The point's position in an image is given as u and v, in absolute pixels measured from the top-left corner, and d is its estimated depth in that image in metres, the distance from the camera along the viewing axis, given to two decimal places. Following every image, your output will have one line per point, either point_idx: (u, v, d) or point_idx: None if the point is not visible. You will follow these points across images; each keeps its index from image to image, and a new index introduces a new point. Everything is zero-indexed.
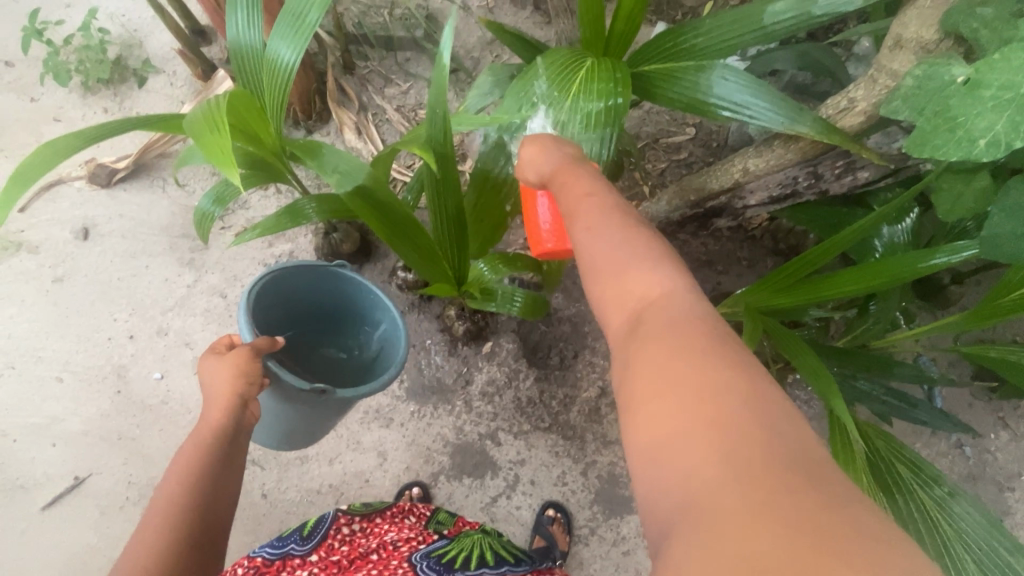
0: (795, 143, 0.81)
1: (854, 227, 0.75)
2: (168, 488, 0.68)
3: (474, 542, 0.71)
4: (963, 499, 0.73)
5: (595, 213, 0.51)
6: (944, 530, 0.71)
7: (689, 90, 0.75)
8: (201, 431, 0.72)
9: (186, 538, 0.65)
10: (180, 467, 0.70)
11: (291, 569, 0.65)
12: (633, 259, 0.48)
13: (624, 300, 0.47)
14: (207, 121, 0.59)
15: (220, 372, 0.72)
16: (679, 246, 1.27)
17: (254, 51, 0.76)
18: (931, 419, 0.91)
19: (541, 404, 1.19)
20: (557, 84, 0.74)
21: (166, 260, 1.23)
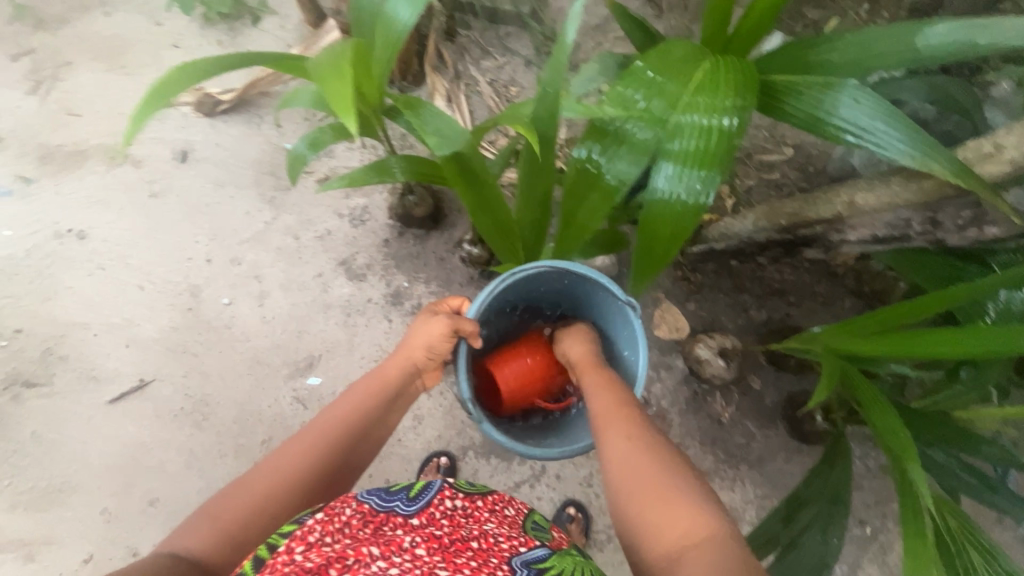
0: (917, 181, 0.76)
1: (973, 283, 0.69)
2: (336, 411, 0.74)
3: (580, 564, 0.61)
4: None
5: (628, 452, 0.64)
6: None
7: (811, 107, 0.70)
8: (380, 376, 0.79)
9: (331, 459, 0.70)
10: (353, 397, 0.76)
11: (392, 527, 0.60)
12: (664, 488, 0.60)
13: (662, 540, 0.57)
14: (332, 68, 0.61)
15: (424, 333, 0.79)
16: (753, 269, 1.21)
17: (372, 4, 0.77)
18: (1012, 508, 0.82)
19: None
20: (673, 79, 0.71)
21: (250, 194, 1.29)
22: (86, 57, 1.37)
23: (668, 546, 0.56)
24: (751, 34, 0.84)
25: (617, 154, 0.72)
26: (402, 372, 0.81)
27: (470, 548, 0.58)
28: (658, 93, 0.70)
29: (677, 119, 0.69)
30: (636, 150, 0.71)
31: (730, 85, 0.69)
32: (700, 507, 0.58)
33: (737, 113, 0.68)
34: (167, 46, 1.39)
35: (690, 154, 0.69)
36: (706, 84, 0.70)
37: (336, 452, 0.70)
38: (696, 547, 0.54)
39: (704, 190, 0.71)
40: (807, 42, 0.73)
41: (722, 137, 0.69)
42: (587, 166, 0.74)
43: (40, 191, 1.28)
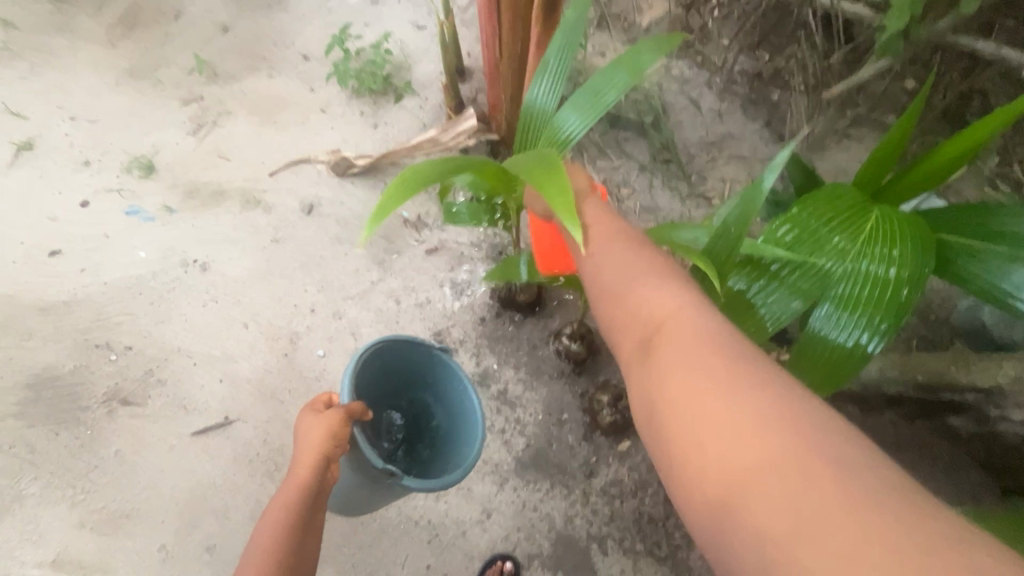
0: None
1: None
2: (262, 539, 0.77)
3: None
4: None
5: (609, 245, 0.62)
6: None
7: (990, 277, 0.67)
8: (292, 482, 0.81)
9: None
10: (274, 510, 0.79)
11: None
12: (655, 291, 0.56)
13: (641, 321, 0.56)
14: (541, 167, 0.66)
15: (316, 428, 0.83)
16: (868, 416, 1.12)
17: (544, 113, 0.81)
18: None
19: (662, 528, 1.09)
20: (840, 228, 0.69)
21: (363, 253, 1.35)
22: (245, 110, 1.53)
23: (644, 328, 0.55)
24: (913, 184, 0.82)
25: (777, 287, 0.70)
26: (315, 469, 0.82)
27: None
28: (825, 238, 0.69)
29: (845, 267, 0.67)
30: (798, 287, 0.69)
31: (902, 240, 0.67)
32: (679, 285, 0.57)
33: (909, 270, 0.66)
34: (315, 110, 1.53)
35: (854, 303, 0.67)
36: (875, 241, 0.68)
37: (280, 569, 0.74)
38: (674, 321, 0.53)
39: (864, 345, 0.67)
40: (986, 207, 0.71)
41: (889, 296, 0.67)
42: (742, 300, 0.70)
43: (179, 221, 1.39)
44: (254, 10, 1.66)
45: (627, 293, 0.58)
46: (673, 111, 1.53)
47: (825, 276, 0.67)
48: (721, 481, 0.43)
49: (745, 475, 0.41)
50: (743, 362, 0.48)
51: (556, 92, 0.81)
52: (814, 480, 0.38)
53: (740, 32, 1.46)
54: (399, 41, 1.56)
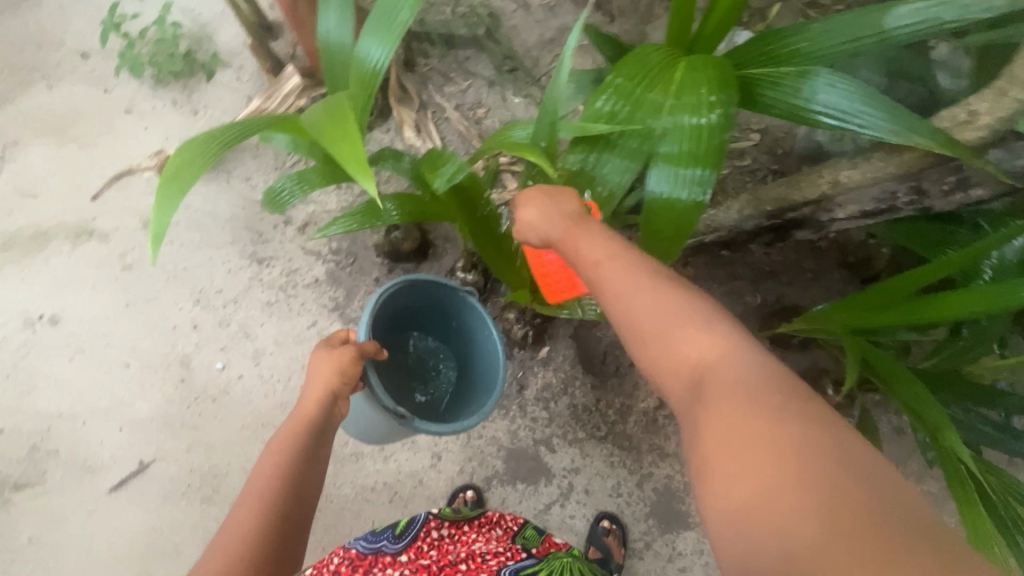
0: (898, 156, 0.76)
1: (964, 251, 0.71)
2: (263, 471, 0.72)
3: (563, 564, 0.64)
4: None
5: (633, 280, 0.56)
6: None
7: (791, 97, 0.72)
8: (298, 417, 0.78)
9: (277, 511, 0.68)
10: (276, 447, 0.75)
11: (382, 567, 0.61)
12: (680, 319, 0.52)
13: (674, 355, 0.51)
14: (335, 123, 0.62)
15: (324, 364, 0.80)
16: (742, 254, 1.24)
17: (344, 50, 0.75)
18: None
19: (597, 412, 1.17)
20: (654, 84, 0.71)
21: (230, 251, 1.25)
22: (34, 135, 1.31)
23: (683, 361, 0.50)
24: (717, 31, 0.86)
25: (611, 159, 0.72)
26: (321, 406, 0.79)
27: (458, 570, 0.61)
28: (643, 99, 0.70)
29: (665, 122, 0.69)
30: (630, 155, 0.71)
31: (711, 84, 0.70)
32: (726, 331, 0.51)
33: (720, 111, 0.69)
34: (120, 113, 1.34)
35: (680, 156, 0.69)
36: (686, 88, 0.70)
37: (280, 503, 0.69)
38: (722, 365, 0.48)
39: (699, 193, 0.70)
40: (777, 34, 0.75)
41: (712, 136, 0.69)
42: (582, 178, 0.74)
43: (5, 281, 1.22)
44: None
45: (661, 323, 0.53)
46: (505, 16, 1.47)
47: (650, 138, 0.70)
48: (754, 531, 0.40)
49: (767, 512, 0.40)
50: (807, 418, 0.43)
51: (347, 22, 0.75)
52: (867, 561, 0.35)
53: None
54: (186, 10, 1.37)
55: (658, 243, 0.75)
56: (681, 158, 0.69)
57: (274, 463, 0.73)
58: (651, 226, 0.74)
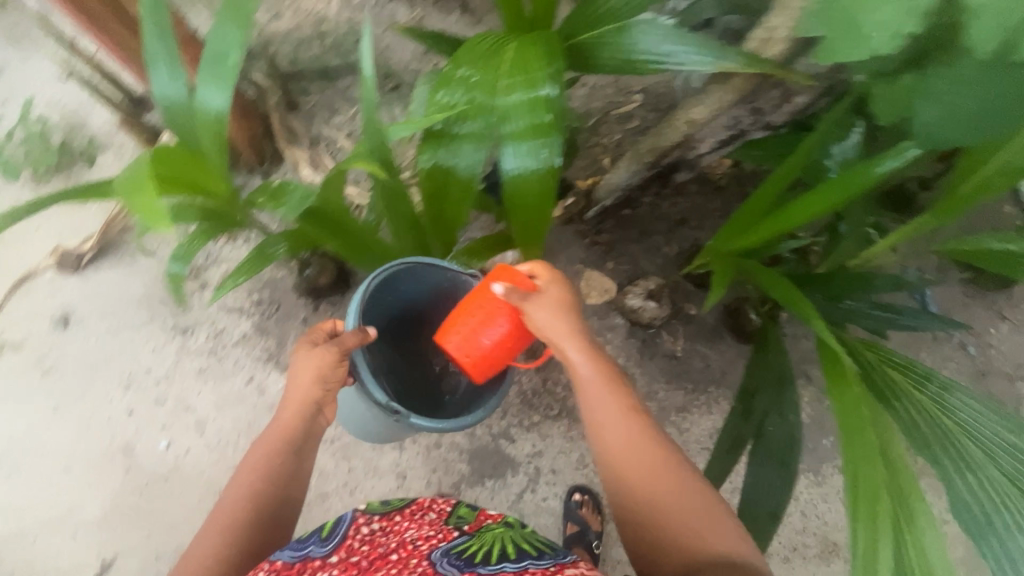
0: (729, 83, 0.81)
1: (801, 149, 0.75)
2: (245, 477, 0.71)
3: (495, 536, 0.68)
4: (959, 391, 0.61)
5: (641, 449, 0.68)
6: (945, 424, 0.58)
7: (617, 52, 0.77)
8: (279, 423, 0.74)
9: (257, 517, 0.69)
10: (260, 449, 0.73)
11: (313, 571, 0.62)
12: (672, 479, 0.66)
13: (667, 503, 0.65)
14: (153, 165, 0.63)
15: (309, 363, 0.74)
16: (647, 210, 1.29)
17: (182, 103, 0.76)
18: (919, 322, 0.89)
19: (547, 393, 1.19)
20: (485, 68, 0.73)
21: (151, 329, 1.23)
22: None
23: (672, 511, 0.64)
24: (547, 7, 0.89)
25: (461, 148, 0.75)
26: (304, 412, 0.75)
27: (389, 560, 0.63)
28: (479, 84, 0.72)
29: (502, 103, 0.72)
30: (476, 141, 0.74)
31: (539, 59, 0.73)
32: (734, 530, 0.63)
33: (553, 82, 0.71)
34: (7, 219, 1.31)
35: (523, 132, 0.72)
36: (516, 65, 0.73)
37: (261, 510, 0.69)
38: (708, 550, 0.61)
39: (549, 162, 0.74)
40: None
41: (547, 105, 0.72)
42: (440, 174, 0.76)
43: None
44: None
45: (656, 478, 0.66)
46: (375, 38, 1.50)
47: (492, 120, 0.72)
48: None
49: None
50: None
51: (180, 75, 0.75)
52: None
53: None
54: (52, 102, 1.35)
55: (526, 219, 0.80)
56: (522, 136, 0.72)
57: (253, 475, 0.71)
58: (516, 202, 0.78)
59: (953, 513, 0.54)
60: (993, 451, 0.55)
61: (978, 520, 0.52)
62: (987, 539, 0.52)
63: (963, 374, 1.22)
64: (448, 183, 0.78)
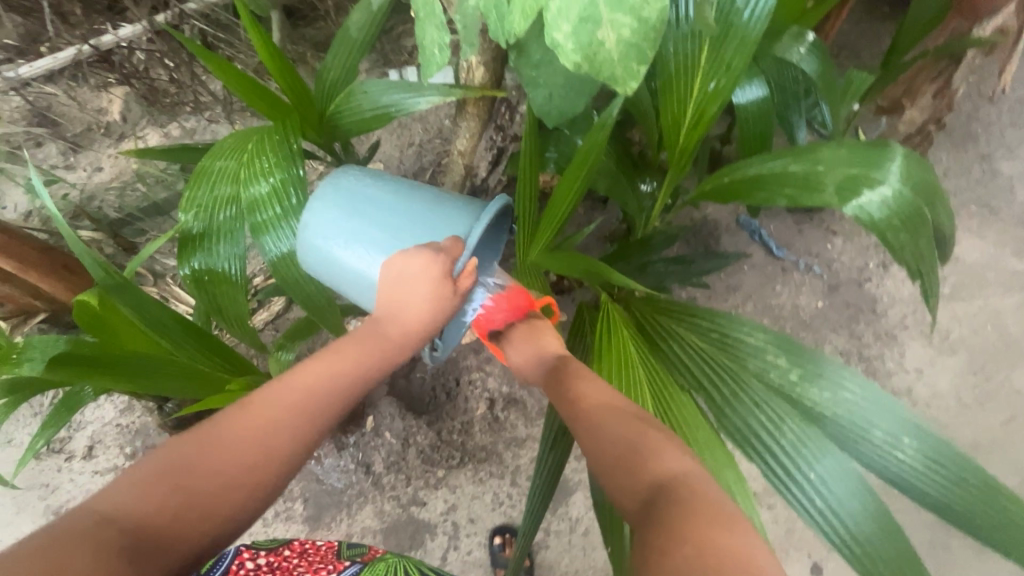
0: (469, 110, 0.88)
1: (528, 146, 0.78)
2: (295, 389, 0.60)
3: (388, 564, 0.71)
4: (712, 315, 0.76)
5: (620, 413, 0.65)
6: (702, 349, 0.74)
7: (352, 116, 0.84)
8: (370, 343, 0.65)
9: (271, 456, 0.57)
10: (329, 366, 0.63)
11: None
12: (657, 439, 0.61)
13: (643, 447, 0.61)
14: None
15: (417, 287, 0.65)
16: None
17: None
18: (710, 263, 1.02)
19: (445, 444, 1.17)
20: (230, 168, 0.78)
21: (21, 521, 1.15)
22: None
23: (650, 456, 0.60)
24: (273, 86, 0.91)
25: (218, 246, 0.79)
26: (394, 351, 0.66)
27: None
28: (228, 176, 0.78)
29: (250, 193, 0.78)
30: (234, 233, 0.79)
31: (274, 145, 0.79)
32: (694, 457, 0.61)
33: (288, 162, 0.78)
34: None
35: (272, 217, 0.78)
36: (259, 155, 0.79)
37: (280, 447, 0.58)
38: (692, 482, 0.56)
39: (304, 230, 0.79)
40: (320, 76, 0.84)
41: (295, 182, 0.78)
42: (208, 276, 0.80)
43: None
44: None
45: (649, 432, 0.62)
46: None
47: (242, 210, 0.78)
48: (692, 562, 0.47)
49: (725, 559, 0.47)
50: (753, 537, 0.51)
51: None
52: None
53: (178, 67, 1.46)
54: None
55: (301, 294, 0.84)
56: (287, 220, 0.78)
57: (309, 389, 0.61)
58: (290, 282, 0.81)
59: (726, 431, 0.69)
60: (744, 360, 0.71)
61: (743, 429, 0.68)
62: (753, 440, 0.67)
63: (819, 294, 1.29)
64: (211, 284, 0.80)
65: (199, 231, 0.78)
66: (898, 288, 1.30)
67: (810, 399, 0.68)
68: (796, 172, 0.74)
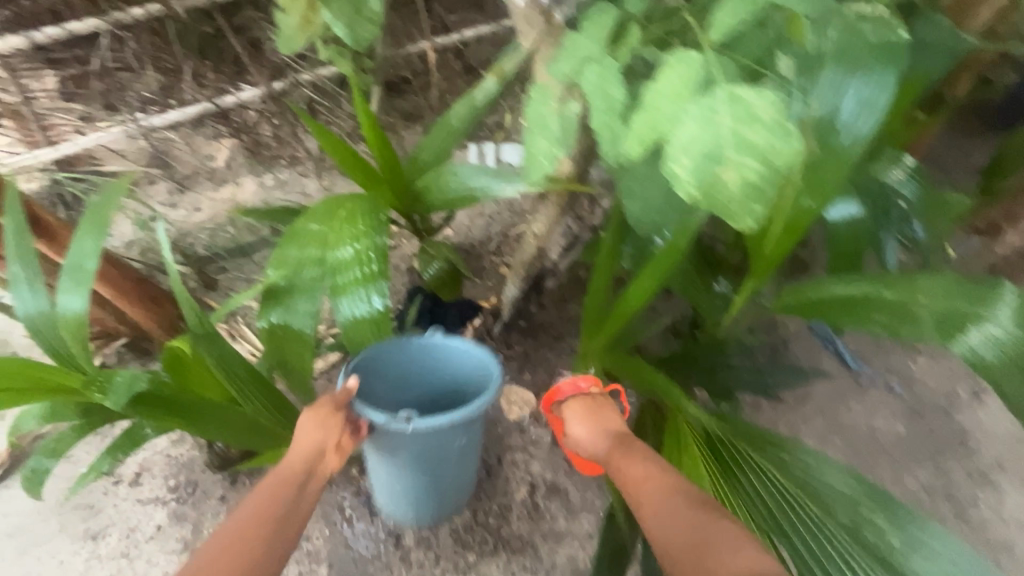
0: (550, 198, 0.91)
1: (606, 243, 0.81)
2: (233, 528, 0.65)
3: None
4: (797, 449, 0.71)
5: (674, 503, 0.64)
6: (784, 487, 0.68)
7: (439, 193, 0.87)
8: (287, 470, 0.74)
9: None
10: (257, 497, 0.70)
11: None
12: (709, 528, 0.59)
13: (693, 540, 0.59)
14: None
15: (309, 422, 0.76)
16: (552, 317, 1.35)
17: (43, 313, 0.81)
18: (786, 378, 0.95)
19: (479, 526, 1.12)
20: (322, 230, 0.83)
21: (58, 541, 1.16)
22: None
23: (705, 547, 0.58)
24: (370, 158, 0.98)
25: (297, 302, 0.83)
26: (309, 462, 0.75)
27: None
28: (316, 240, 0.82)
29: (335, 257, 0.82)
30: (313, 292, 0.82)
31: (364, 215, 0.84)
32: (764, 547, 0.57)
33: (374, 234, 0.83)
34: None
35: (352, 282, 0.82)
36: (350, 222, 0.83)
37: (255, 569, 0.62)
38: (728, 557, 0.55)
39: (379, 297, 0.83)
40: (414, 155, 0.91)
41: (380, 251, 0.82)
42: (281, 330, 0.83)
43: None
44: None
45: (701, 521, 0.60)
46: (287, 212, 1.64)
47: (325, 271, 0.82)
48: None
49: None
50: None
51: (41, 289, 0.82)
52: None
53: (284, 125, 1.63)
54: None
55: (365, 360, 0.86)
56: (366, 285, 0.82)
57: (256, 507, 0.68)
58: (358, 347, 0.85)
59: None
60: (832, 508, 0.65)
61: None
62: None
63: (900, 417, 1.18)
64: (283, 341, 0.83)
65: (283, 284, 0.82)
66: (992, 423, 1.17)
67: (910, 567, 0.61)
68: (891, 299, 0.70)
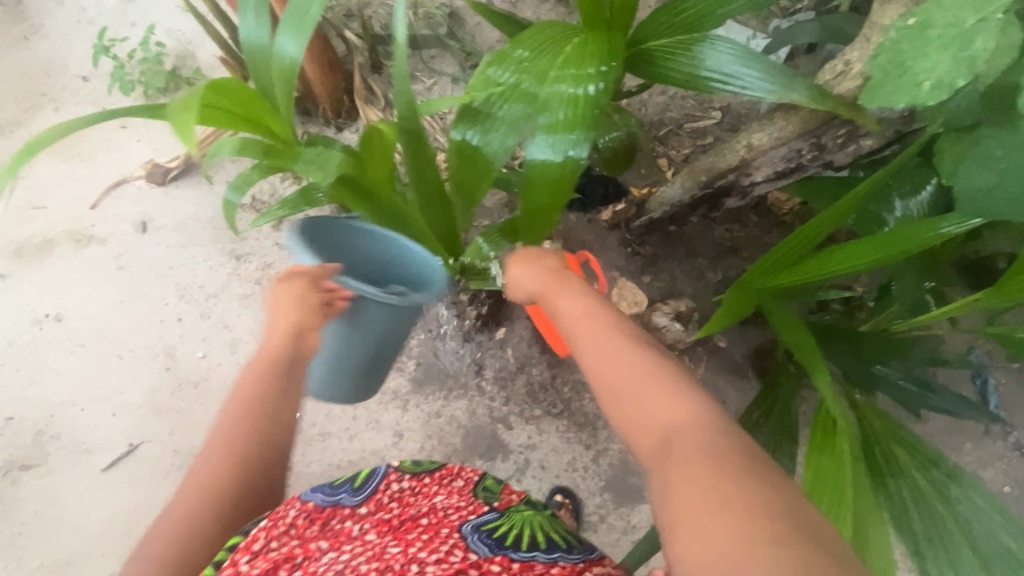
0: (795, 113, 0.77)
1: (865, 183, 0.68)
2: (227, 414, 0.73)
3: (524, 519, 0.64)
4: (965, 482, 0.65)
5: (632, 373, 0.54)
6: (939, 515, 0.64)
7: (680, 64, 0.75)
8: (263, 354, 0.77)
9: (251, 451, 0.71)
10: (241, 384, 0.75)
11: (341, 518, 0.64)
12: (684, 444, 0.46)
13: (657, 431, 0.49)
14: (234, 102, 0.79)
15: (279, 305, 0.79)
16: (696, 232, 1.29)
17: (261, 46, 0.82)
18: (953, 405, 0.81)
19: (553, 390, 1.20)
20: (537, 56, 0.74)
21: (211, 249, 1.35)
22: (44, 154, 1.45)
23: (660, 440, 0.48)
24: None
25: (493, 131, 0.75)
26: (287, 341, 0.78)
27: (420, 524, 0.62)
28: (527, 71, 0.73)
29: (546, 92, 0.72)
30: (512, 123, 0.74)
31: (595, 54, 0.73)
32: (756, 472, 0.42)
33: (600, 80, 0.72)
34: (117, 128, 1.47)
35: (561, 121, 0.72)
36: (576, 58, 0.73)
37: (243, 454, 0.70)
38: (682, 429, 0.47)
39: (579, 152, 0.73)
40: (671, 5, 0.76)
41: (590, 106, 0.72)
42: (467, 152, 0.76)
43: (19, 282, 1.35)
44: (12, 50, 1.53)
45: (648, 401, 0.51)
46: (467, 15, 1.51)
47: (531, 108, 0.73)
48: None
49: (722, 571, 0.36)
50: (755, 478, 0.41)
51: (264, 22, 0.82)
52: None
53: None
54: (170, 30, 1.47)
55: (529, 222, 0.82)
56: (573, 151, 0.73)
57: (244, 404, 0.73)
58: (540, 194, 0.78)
59: None
60: (979, 543, 0.62)
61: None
62: None
63: (1012, 478, 1.09)
64: (423, 135, 0.74)
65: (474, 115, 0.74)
66: None
67: None
68: None
